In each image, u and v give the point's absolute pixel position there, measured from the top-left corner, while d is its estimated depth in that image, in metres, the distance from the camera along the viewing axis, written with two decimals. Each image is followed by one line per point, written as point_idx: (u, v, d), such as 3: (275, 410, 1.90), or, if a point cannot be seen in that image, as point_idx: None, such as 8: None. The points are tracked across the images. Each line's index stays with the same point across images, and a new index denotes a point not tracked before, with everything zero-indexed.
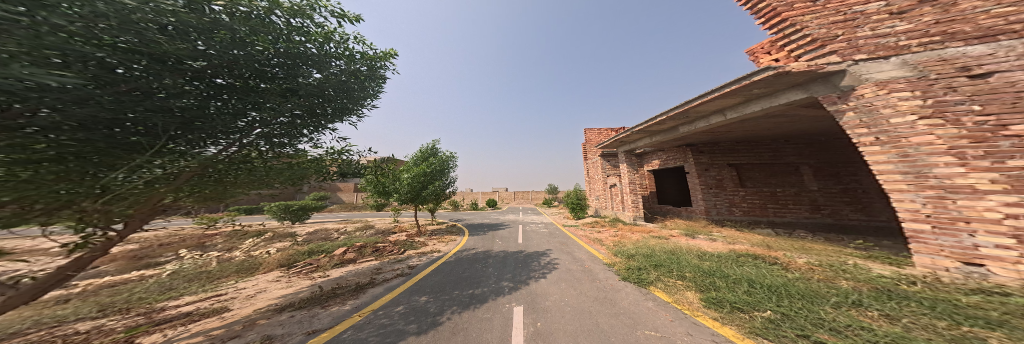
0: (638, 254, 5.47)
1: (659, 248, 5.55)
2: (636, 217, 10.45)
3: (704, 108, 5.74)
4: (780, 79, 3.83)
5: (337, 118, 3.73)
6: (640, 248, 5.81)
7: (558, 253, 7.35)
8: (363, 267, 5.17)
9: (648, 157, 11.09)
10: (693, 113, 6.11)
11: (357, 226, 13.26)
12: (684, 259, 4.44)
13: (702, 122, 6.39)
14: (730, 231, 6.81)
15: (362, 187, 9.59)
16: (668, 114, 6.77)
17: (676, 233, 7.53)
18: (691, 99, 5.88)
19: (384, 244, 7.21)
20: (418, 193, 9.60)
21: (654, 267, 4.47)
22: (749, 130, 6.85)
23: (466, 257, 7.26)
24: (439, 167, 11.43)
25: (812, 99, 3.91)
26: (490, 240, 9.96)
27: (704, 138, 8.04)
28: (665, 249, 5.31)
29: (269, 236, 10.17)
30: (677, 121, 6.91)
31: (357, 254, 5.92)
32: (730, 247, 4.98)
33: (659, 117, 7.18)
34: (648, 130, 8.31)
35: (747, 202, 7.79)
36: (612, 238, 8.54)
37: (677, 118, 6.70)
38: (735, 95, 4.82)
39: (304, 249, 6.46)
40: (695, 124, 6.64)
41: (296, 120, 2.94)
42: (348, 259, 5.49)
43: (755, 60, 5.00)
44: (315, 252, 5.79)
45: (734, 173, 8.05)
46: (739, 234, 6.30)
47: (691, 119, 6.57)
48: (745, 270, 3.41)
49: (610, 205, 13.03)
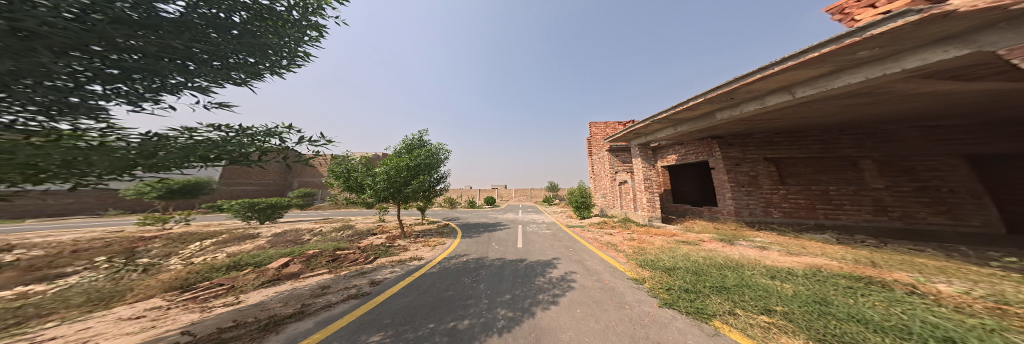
0: (674, 267, 4.22)
1: (700, 259, 4.32)
2: (651, 218, 9.25)
3: (762, 86, 4.46)
4: (921, 30, 2.52)
5: (227, 78, 2.62)
6: (675, 260, 4.55)
7: (568, 263, 6.16)
8: (302, 288, 3.79)
9: (663, 152, 9.94)
10: (742, 93, 4.83)
11: (335, 226, 11.80)
12: (751, 276, 3.23)
13: (750, 106, 5.14)
14: (774, 236, 5.62)
15: (331, 182, 8.18)
16: (706, 94, 5.49)
17: (707, 237, 6.31)
18: (741, 75, 4.60)
19: (354, 250, 5.87)
20: (396, 191, 8.11)
21: (710, 289, 3.19)
22: (800, 116, 5.63)
23: (453, 267, 5.95)
24: (428, 159, 10.12)
25: (972, 57, 2.54)
26: (485, 243, 8.68)
27: (736, 129, 6.93)
28: (709, 262, 4.08)
29: (225, 239, 8.69)
30: (714, 106, 5.67)
31: (307, 266, 4.56)
32: (801, 261, 3.77)
33: (692, 101, 5.91)
34: (672, 119, 7.12)
35: (788, 202, 6.59)
36: (628, 243, 7.28)
37: (716, 101, 5.43)
38: (819, 65, 3.52)
39: (241, 258, 5.02)
40: (740, 107, 5.36)
41: (100, 69, 1.78)
42: (290, 274, 4.13)
43: (847, 20, 3.87)
44: (247, 264, 4.37)
45: (772, 168, 6.85)
46: (791, 241, 5.11)
47: (734, 102, 5.32)
48: (875, 309, 2.20)
49: (619, 204, 11.86)
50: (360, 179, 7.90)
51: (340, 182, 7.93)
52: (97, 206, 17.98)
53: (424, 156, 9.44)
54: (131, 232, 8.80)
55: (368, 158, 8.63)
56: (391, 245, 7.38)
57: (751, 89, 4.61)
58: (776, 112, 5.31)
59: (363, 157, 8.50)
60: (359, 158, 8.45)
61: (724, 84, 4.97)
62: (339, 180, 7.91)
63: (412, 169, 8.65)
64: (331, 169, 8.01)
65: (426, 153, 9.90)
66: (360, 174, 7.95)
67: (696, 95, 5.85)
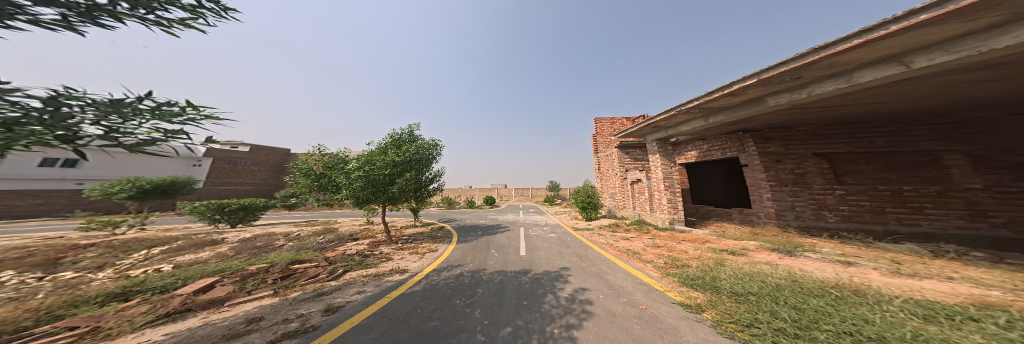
0: (749, 290, 3.01)
1: (765, 276, 3.30)
2: (673, 221, 8.19)
3: (856, 57, 3.18)
4: None
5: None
6: (739, 282, 3.37)
7: (584, 277, 5.08)
8: (224, 323, 2.63)
9: (681, 148, 8.91)
10: (818, 69, 3.58)
11: (316, 229, 10.59)
12: (920, 310, 1.98)
13: (827, 86, 3.81)
14: (839, 245, 4.62)
15: (297, 182, 7.02)
16: (761, 73, 4.27)
17: (753, 246, 5.25)
18: (820, 45, 3.36)
19: (318, 262, 4.69)
20: (376, 190, 6.85)
21: (816, 320, 2.07)
22: (876, 102, 4.36)
23: (438, 288, 4.72)
24: (419, 155, 8.94)
25: None
26: (483, 250, 7.52)
27: (779, 118, 5.85)
28: (784, 279, 3.05)
29: (181, 245, 7.46)
30: (771, 88, 4.43)
31: (247, 285, 3.41)
32: (914, 280, 2.75)
33: (739, 83, 4.68)
34: (704, 108, 6.11)
35: (847, 204, 5.62)
36: (653, 251, 6.16)
37: (774, 82, 4.22)
38: (978, 14, 2.18)
39: (169, 275, 3.92)
40: (810, 89, 4.05)
41: None
42: (215, 299, 2.99)
43: None
44: (162, 284, 3.25)
45: (824, 164, 5.87)
46: (869, 252, 4.10)
47: (802, 81, 4.00)
48: None
49: (632, 205, 10.81)
50: (334, 178, 6.80)
51: (310, 181, 6.84)
52: (67, 207, 16.72)
53: (412, 151, 8.16)
54: (70, 239, 7.58)
55: (345, 154, 7.48)
56: (368, 255, 6.19)
57: (836, 62, 3.33)
58: (855, 95, 3.96)
59: (339, 153, 7.40)
60: (334, 154, 7.33)
61: (791, 59, 3.74)
62: (308, 180, 6.80)
63: (396, 166, 7.39)
64: (299, 167, 6.95)
65: (415, 148, 8.60)
66: (334, 172, 6.84)
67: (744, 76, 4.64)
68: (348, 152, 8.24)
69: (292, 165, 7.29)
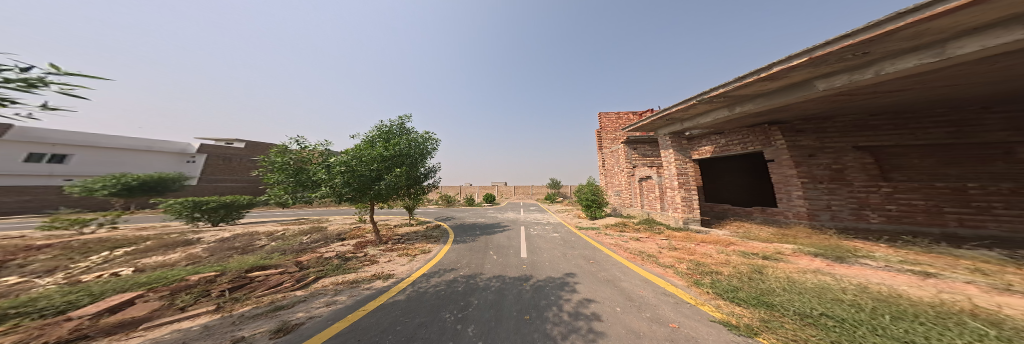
0: (823, 313, 2.33)
1: (831, 291, 2.69)
2: (688, 220, 7.52)
3: (961, 20, 2.43)
4: None
5: None
6: (799, 299, 2.66)
7: (595, 286, 4.43)
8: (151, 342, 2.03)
9: (696, 143, 8.21)
10: (898, 40, 2.83)
11: (302, 229, 9.93)
12: None
13: (903, 63, 3.06)
14: (894, 251, 4.02)
15: (269, 178, 6.32)
16: (814, 49, 3.54)
17: (788, 250, 4.62)
18: (906, 9, 2.62)
19: (287, 267, 4.03)
20: (361, 187, 6.17)
21: None
22: (950, 84, 3.65)
23: (421, 299, 3.99)
24: (412, 148, 8.15)
25: None
26: (480, 251, 6.86)
27: (818, 107, 5.18)
28: (860, 296, 2.46)
29: (149, 245, 6.75)
30: (825, 67, 3.68)
31: (199, 295, 2.81)
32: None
33: (783, 65, 3.95)
34: (732, 97, 5.44)
35: (894, 204, 5.04)
36: (671, 254, 5.51)
37: (831, 59, 3.48)
38: None
39: (103, 285, 3.27)
40: (879, 67, 3.29)
41: None
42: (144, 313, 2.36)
43: None
44: (80, 299, 2.61)
45: (869, 159, 5.28)
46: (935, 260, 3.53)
47: (869, 57, 3.25)
48: None
49: (640, 203, 10.11)
50: (314, 174, 6.15)
51: (286, 176, 6.17)
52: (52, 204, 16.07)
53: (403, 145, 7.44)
54: (28, 239, 6.89)
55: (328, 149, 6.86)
56: (344, 257, 5.47)
57: (928, 28, 2.59)
58: (937, 73, 3.20)
59: (319, 148, 6.73)
60: (314, 149, 6.68)
61: (861, 31, 3.00)
62: (284, 175, 6.17)
63: (384, 161, 6.69)
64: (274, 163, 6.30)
65: (407, 142, 7.89)
66: (316, 167, 6.23)
67: (789, 56, 3.92)
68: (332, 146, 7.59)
69: (264, 158, 6.55)
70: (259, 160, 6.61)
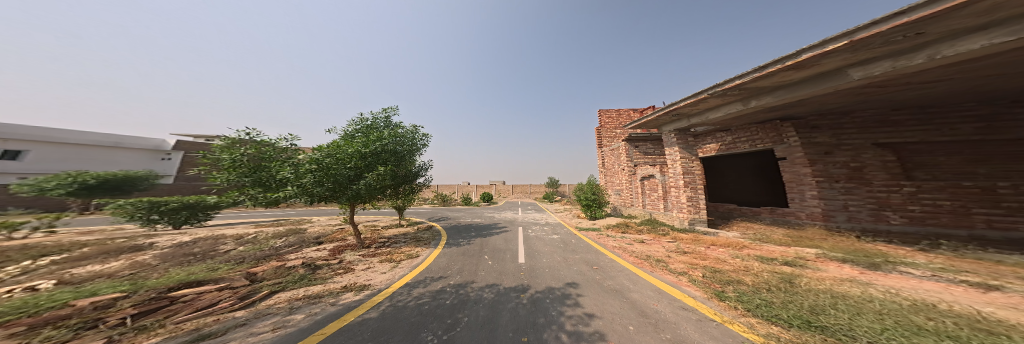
0: (925, 333, 1.76)
1: (894, 304, 2.22)
2: (694, 221, 7.13)
3: None
4: None
5: None
6: (870, 313, 2.10)
7: (601, 298, 3.88)
8: None
9: (702, 141, 7.74)
10: (965, 16, 2.37)
11: (278, 231, 9.07)
12: None
13: (966, 45, 2.60)
14: (928, 255, 3.66)
15: (214, 177, 5.54)
16: (857, 30, 3.07)
17: (810, 254, 4.21)
18: None
19: (232, 280, 3.31)
20: (336, 187, 5.50)
21: None
22: (995, 72, 3.30)
23: (395, 317, 3.28)
24: (399, 143, 7.47)
25: None
26: (473, 256, 6.26)
27: (839, 100, 4.84)
28: (936, 314, 1.99)
29: (84, 253, 5.81)
30: (865, 52, 3.25)
31: (93, 322, 2.13)
32: None
33: (816, 50, 3.51)
34: (750, 89, 5.01)
35: (917, 204, 4.72)
36: (682, 259, 5.04)
37: (876, 42, 3.03)
38: None
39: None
40: (933, 50, 2.83)
41: None
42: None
43: None
44: None
45: (889, 156, 4.98)
46: (978, 266, 3.18)
47: (922, 39, 2.81)
48: None
49: (642, 203, 9.70)
50: (278, 172, 5.43)
51: (241, 175, 5.48)
52: None
53: (389, 140, 6.75)
54: None
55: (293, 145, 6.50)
56: (309, 265, 4.71)
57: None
58: (999, 56, 2.77)
59: (281, 143, 6.21)
60: (274, 144, 6.13)
61: (920, 5, 2.54)
62: (237, 173, 5.48)
63: (363, 158, 6.00)
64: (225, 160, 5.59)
65: (394, 137, 7.21)
66: (278, 164, 5.58)
67: (822, 41, 3.47)
68: (297, 141, 7.02)
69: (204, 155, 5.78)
70: (199, 158, 5.78)
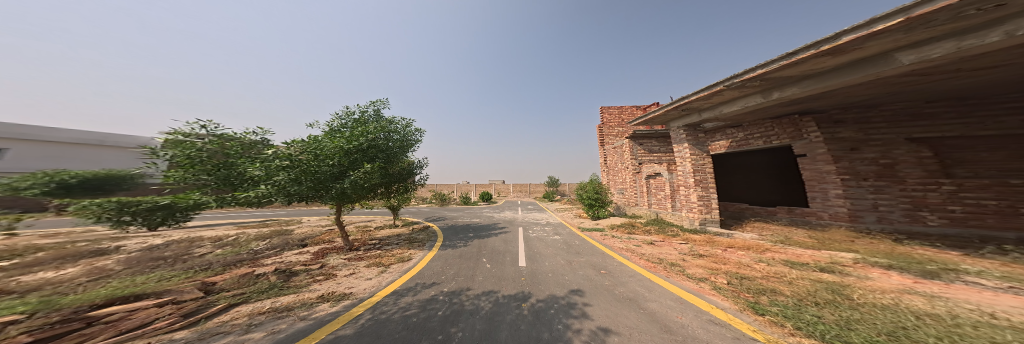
0: None
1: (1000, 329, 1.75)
2: (705, 221, 6.69)
3: None
4: None
5: None
6: (978, 340, 1.62)
7: (615, 308, 3.38)
8: None
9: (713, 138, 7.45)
10: None
11: (262, 232, 8.52)
12: None
13: None
14: (982, 261, 3.24)
15: (168, 175, 5.02)
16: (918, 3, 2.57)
17: (845, 259, 3.77)
18: None
19: (177, 294, 2.78)
20: (317, 186, 5.01)
21: None
22: None
23: (375, 332, 2.75)
24: (388, 139, 6.94)
25: None
26: (469, 259, 5.77)
27: (870, 92, 4.42)
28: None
29: (37, 258, 5.25)
30: (922, 32, 2.79)
31: None
32: None
33: (859, 32, 3.05)
34: (774, 79, 4.55)
35: (958, 203, 4.29)
36: (698, 263, 4.58)
37: (941, 18, 2.55)
38: None
39: None
40: (1013, 26, 2.34)
41: None
42: None
43: None
44: None
45: (924, 152, 4.57)
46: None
47: (1001, 12, 2.33)
48: None
49: (647, 202, 9.24)
50: (247, 169, 4.93)
51: (201, 172, 4.98)
52: None
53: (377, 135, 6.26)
54: None
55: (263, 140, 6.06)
56: (284, 271, 4.18)
57: None
58: None
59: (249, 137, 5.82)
60: (238, 138, 5.68)
61: None
62: (198, 170, 4.99)
63: (348, 155, 5.51)
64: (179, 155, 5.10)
65: (384, 132, 6.72)
66: (247, 162, 5.09)
67: (867, 21, 2.99)
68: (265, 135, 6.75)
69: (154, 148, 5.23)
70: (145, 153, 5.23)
